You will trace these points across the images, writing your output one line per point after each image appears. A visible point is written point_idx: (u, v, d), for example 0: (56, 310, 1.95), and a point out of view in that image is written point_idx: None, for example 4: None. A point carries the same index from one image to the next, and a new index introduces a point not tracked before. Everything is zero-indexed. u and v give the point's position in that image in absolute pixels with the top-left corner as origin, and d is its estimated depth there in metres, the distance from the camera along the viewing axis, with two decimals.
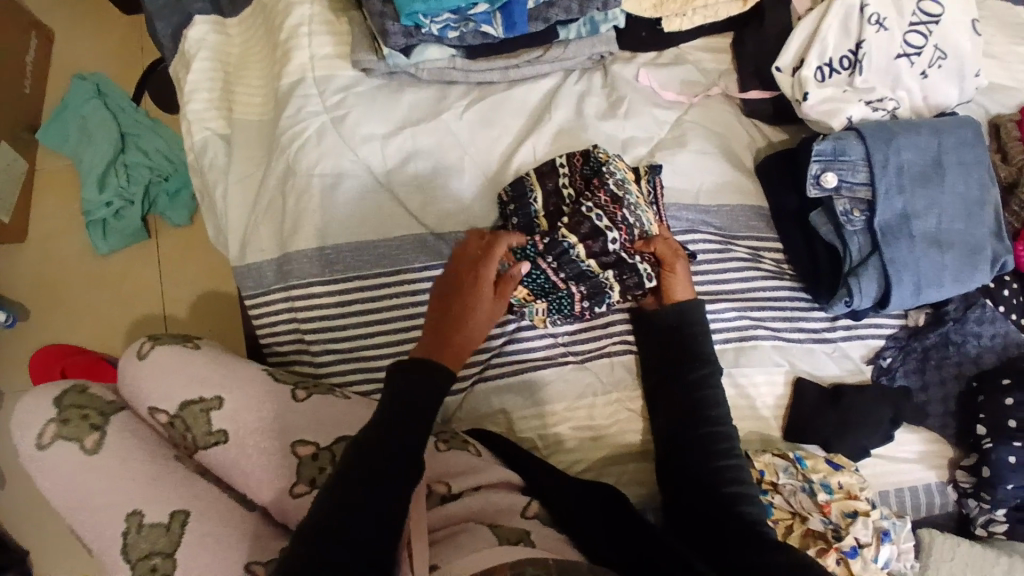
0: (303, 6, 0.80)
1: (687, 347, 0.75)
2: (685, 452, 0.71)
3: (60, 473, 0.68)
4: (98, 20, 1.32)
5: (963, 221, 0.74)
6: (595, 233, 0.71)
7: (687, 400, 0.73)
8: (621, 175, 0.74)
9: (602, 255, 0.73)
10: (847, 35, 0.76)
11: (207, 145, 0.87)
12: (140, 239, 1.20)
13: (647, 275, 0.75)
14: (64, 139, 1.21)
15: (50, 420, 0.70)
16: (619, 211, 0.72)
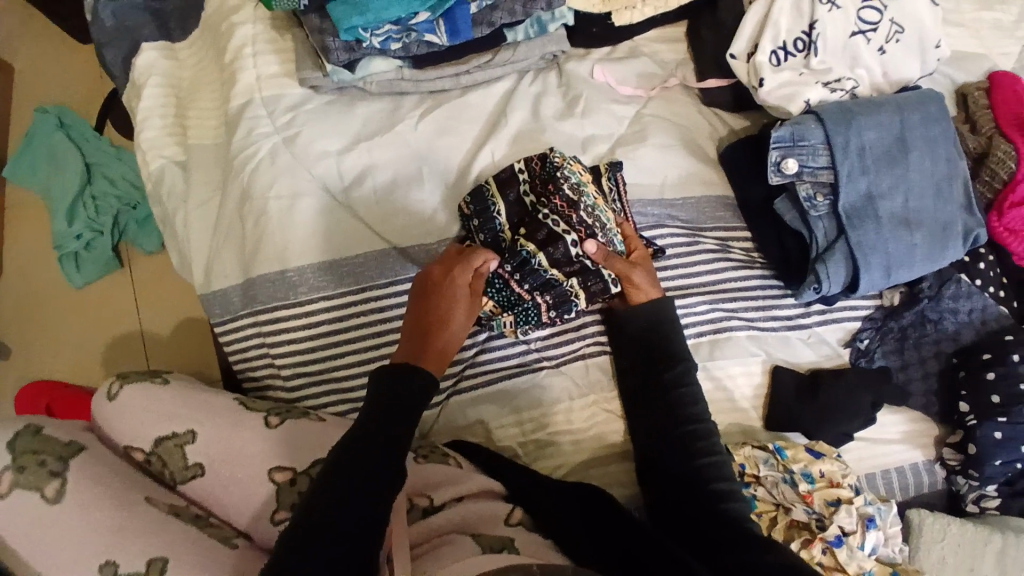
0: (246, 27, 0.79)
1: (662, 345, 0.74)
2: (667, 452, 0.70)
3: (17, 523, 0.64)
4: (57, 53, 1.30)
5: (927, 198, 0.73)
6: (553, 237, 0.70)
7: (665, 399, 0.72)
8: (577, 177, 0.74)
9: (563, 261, 0.71)
10: (800, 17, 0.75)
11: (163, 173, 0.86)
12: (115, 268, 1.19)
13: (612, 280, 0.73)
14: (29, 173, 1.20)
15: (4, 470, 0.66)
16: (577, 216, 0.71)
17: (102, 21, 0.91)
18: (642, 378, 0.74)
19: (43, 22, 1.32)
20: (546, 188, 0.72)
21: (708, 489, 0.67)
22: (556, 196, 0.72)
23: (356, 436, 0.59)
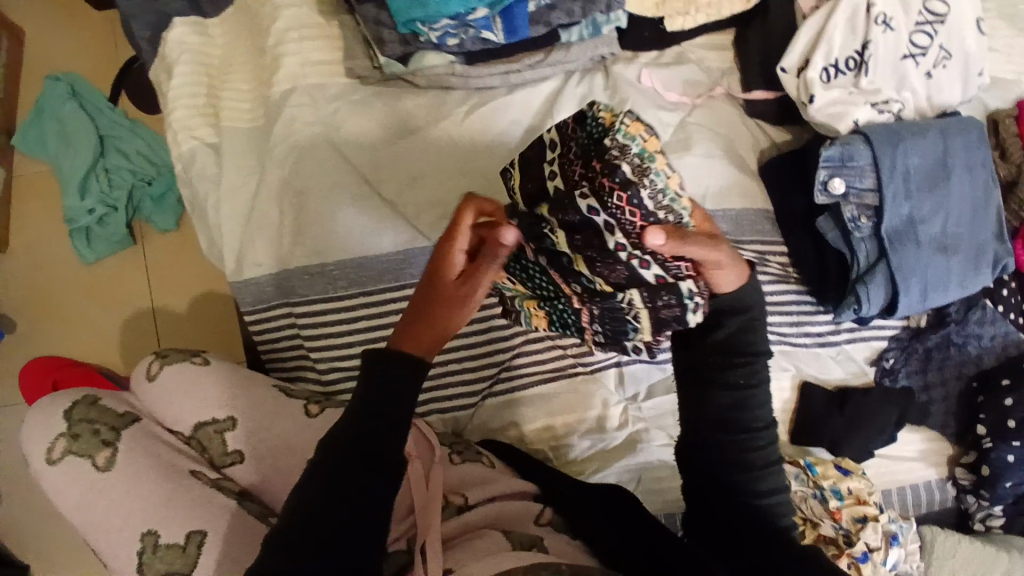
0: (289, 10, 0.77)
1: (730, 345, 0.56)
2: (707, 459, 0.59)
3: (72, 491, 0.69)
4: (74, 19, 1.25)
5: (968, 223, 0.73)
6: (605, 254, 0.47)
7: (726, 405, 0.57)
8: (639, 142, 0.44)
9: (618, 279, 0.49)
10: (853, 35, 0.74)
11: (194, 154, 0.83)
12: (127, 245, 1.16)
13: (691, 294, 0.50)
14: (39, 144, 1.16)
15: (63, 434, 0.71)
16: (637, 215, 0.45)
17: None
18: (697, 378, 0.58)
19: None
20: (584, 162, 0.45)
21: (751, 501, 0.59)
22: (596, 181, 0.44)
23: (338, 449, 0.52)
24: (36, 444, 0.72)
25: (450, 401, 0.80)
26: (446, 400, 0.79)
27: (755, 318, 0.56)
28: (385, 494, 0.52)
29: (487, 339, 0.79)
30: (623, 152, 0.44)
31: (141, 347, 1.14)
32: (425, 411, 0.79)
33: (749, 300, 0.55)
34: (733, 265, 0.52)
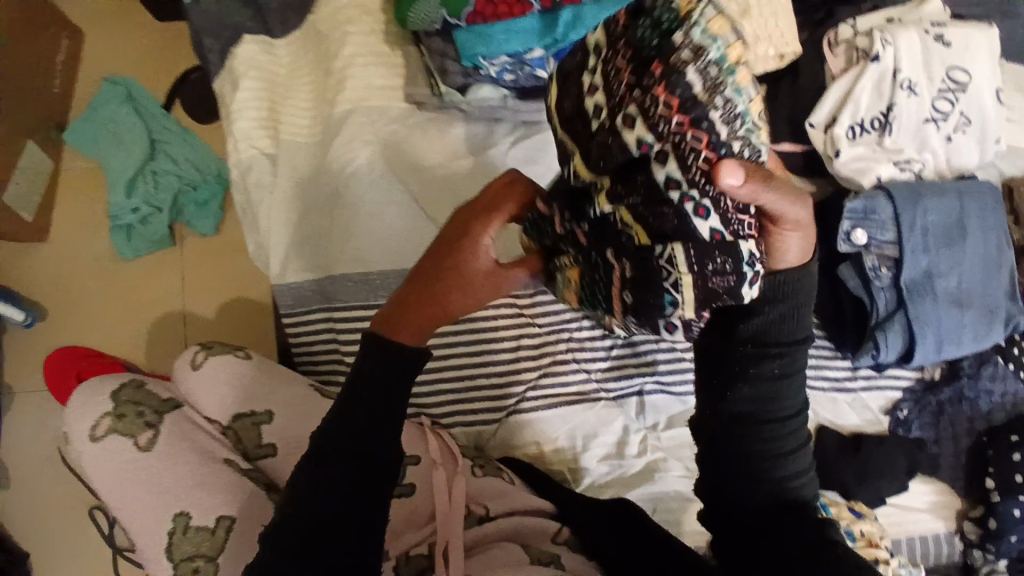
0: (358, 38, 0.83)
1: (765, 333, 0.54)
2: (729, 453, 0.56)
3: (112, 469, 0.75)
4: (130, 25, 1.28)
5: (982, 280, 0.77)
6: (654, 194, 0.44)
7: (755, 396, 0.55)
8: (720, 44, 0.40)
9: (666, 229, 0.45)
10: (879, 98, 0.79)
11: (252, 162, 0.88)
12: (165, 245, 1.20)
13: (749, 260, 0.47)
14: (88, 141, 1.19)
15: (109, 413, 0.77)
16: (704, 142, 0.41)
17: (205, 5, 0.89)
18: (725, 366, 0.55)
19: None
20: (650, 72, 0.42)
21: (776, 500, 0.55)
22: (656, 97, 0.42)
23: (324, 442, 0.54)
24: (79, 423, 0.77)
25: (474, 417, 0.81)
26: (470, 414, 0.81)
27: (798, 308, 0.54)
28: (377, 481, 0.55)
29: (516, 355, 0.81)
30: (696, 56, 0.41)
31: (166, 345, 1.17)
32: (449, 423, 0.80)
33: (797, 287, 0.53)
34: (804, 228, 0.49)
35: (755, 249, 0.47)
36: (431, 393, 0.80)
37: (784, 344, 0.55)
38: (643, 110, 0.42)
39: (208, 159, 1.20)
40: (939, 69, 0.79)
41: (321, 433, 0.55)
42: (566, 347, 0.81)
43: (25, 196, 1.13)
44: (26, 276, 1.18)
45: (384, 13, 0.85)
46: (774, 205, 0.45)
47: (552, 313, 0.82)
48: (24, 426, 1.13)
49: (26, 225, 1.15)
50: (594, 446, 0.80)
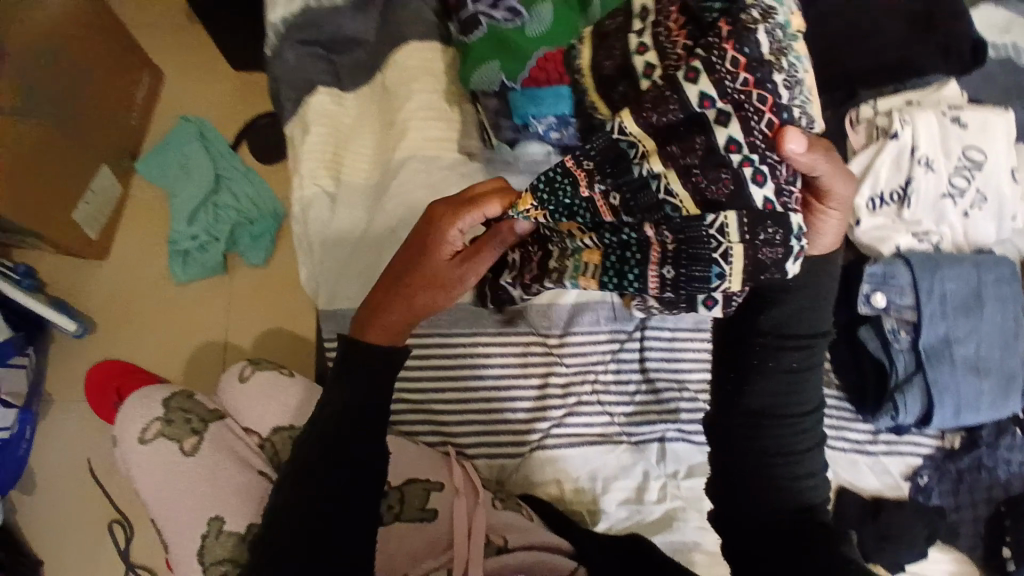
0: (421, 96, 0.93)
1: (785, 326, 0.59)
2: (743, 447, 0.60)
3: (157, 470, 0.82)
4: (207, 65, 1.36)
5: (1000, 349, 0.79)
6: (712, 156, 0.47)
7: (774, 389, 0.59)
8: (785, 11, 0.47)
9: (719, 198, 0.48)
10: (898, 173, 0.84)
11: (313, 200, 0.96)
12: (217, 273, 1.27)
13: (797, 236, 0.51)
14: (158, 171, 1.27)
15: (161, 418, 0.85)
16: (769, 105, 0.45)
17: (285, 59, 1.00)
18: (744, 360, 0.60)
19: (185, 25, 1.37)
20: (716, 28, 0.46)
21: (788, 497, 0.59)
22: (725, 53, 0.45)
23: (313, 450, 0.62)
24: (130, 425, 0.85)
25: (498, 449, 0.84)
26: (495, 447, 0.84)
27: (819, 300, 0.59)
28: (359, 486, 0.63)
29: (542, 392, 0.84)
30: (765, 16, 0.46)
31: (206, 366, 1.24)
32: (474, 454, 0.84)
33: (820, 276, 0.58)
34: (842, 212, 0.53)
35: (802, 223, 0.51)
36: (459, 424, 0.84)
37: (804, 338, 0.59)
38: (710, 66, 0.45)
39: (266, 196, 1.28)
40: (956, 146, 0.84)
41: (309, 443, 0.63)
42: (591, 388, 0.84)
43: (95, 218, 1.20)
44: (83, 291, 1.25)
45: (446, 76, 0.95)
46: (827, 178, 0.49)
47: (579, 354, 0.84)
48: (63, 432, 1.19)
49: (90, 244, 1.21)
50: (614, 488, 0.81)
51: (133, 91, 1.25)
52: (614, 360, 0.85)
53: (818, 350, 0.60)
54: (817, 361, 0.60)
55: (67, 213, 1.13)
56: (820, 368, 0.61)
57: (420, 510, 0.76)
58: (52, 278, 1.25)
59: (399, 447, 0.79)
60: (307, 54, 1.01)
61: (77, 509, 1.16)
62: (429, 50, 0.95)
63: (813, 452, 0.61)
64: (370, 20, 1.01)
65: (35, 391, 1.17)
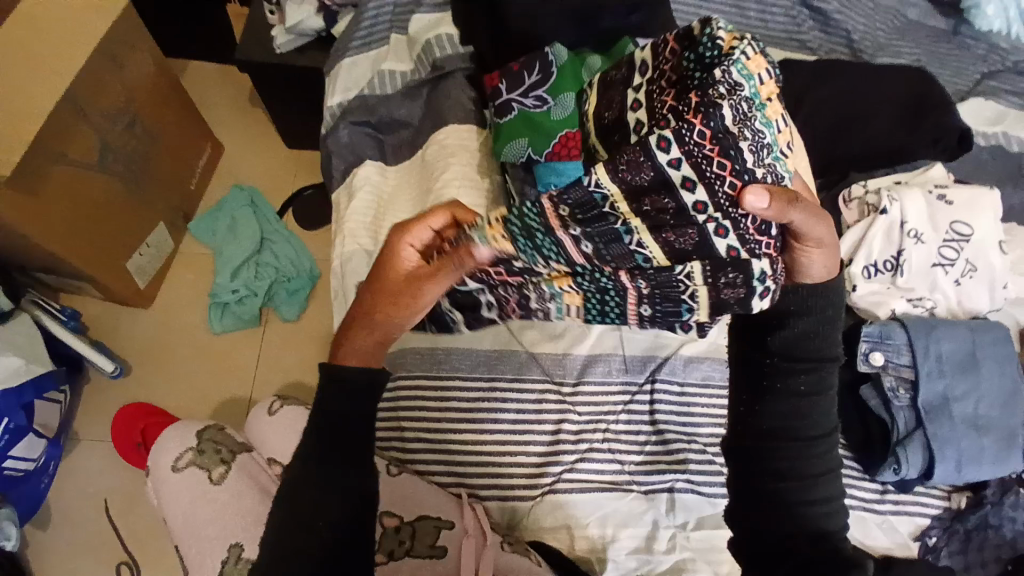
0: (456, 167, 1.05)
1: (796, 348, 0.66)
2: (756, 469, 0.67)
3: (187, 495, 0.88)
4: (265, 140, 1.52)
5: (999, 411, 0.83)
6: (682, 216, 0.54)
7: (785, 411, 0.66)
8: (754, 83, 0.52)
9: (687, 245, 0.56)
10: (890, 243, 0.90)
11: (352, 255, 1.07)
12: (251, 325, 1.35)
13: (759, 278, 0.59)
14: (210, 230, 1.40)
15: (192, 447, 0.92)
16: (731, 170, 0.51)
17: (339, 137, 1.15)
18: (760, 380, 0.67)
19: (249, 107, 1.54)
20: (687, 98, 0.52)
21: (801, 518, 0.65)
22: (693, 126, 0.49)
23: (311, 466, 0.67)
24: (165, 453, 0.92)
25: (509, 491, 0.87)
26: (507, 490, 0.87)
27: (827, 324, 0.66)
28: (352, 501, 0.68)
29: (555, 438, 0.88)
30: (731, 91, 0.51)
31: (231, 413, 1.30)
32: (487, 496, 0.87)
33: (824, 296, 0.65)
34: (829, 247, 0.60)
35: (766, 268, 0.59)
36: (472, 466, 0.88)
37: (814, 360, 0.66)
38: (680, 135, 0.50)
39: (305, 257, 1.39)
40: (944, 222, 0.90)
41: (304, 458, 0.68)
42: (602, 436, 0.88)
43: (146, 270, 1.31)
44: (125, 335, 1.33)
45: (480, 150, 1.07)
46: (797, 226, 0.55)
47: (591, 403, 0.90)
48: (88, 468, 1.24)
49: (138, 291, 1.31)
50: (623, 537, 0.83)
51: (195, 159, 1.40)
52: (625, 410, 0.90)
53: (828, 374, 0.66)
54: (828, 385, 0.66)
55: (120, 262, 1.24)
56: (831, 393, 0.67)
57: (430, 547, 0.82)
58: (98, 322, 1.34)
59: (411, 481, 0.84)
60: (358, 131, 1.16)
61: (95, 545, 1.19)
62: (467, 129, 1.09)
63: (825, 477, 0.66)
64: (417, 105, 1.16)
65: (64, 427, 1.24)
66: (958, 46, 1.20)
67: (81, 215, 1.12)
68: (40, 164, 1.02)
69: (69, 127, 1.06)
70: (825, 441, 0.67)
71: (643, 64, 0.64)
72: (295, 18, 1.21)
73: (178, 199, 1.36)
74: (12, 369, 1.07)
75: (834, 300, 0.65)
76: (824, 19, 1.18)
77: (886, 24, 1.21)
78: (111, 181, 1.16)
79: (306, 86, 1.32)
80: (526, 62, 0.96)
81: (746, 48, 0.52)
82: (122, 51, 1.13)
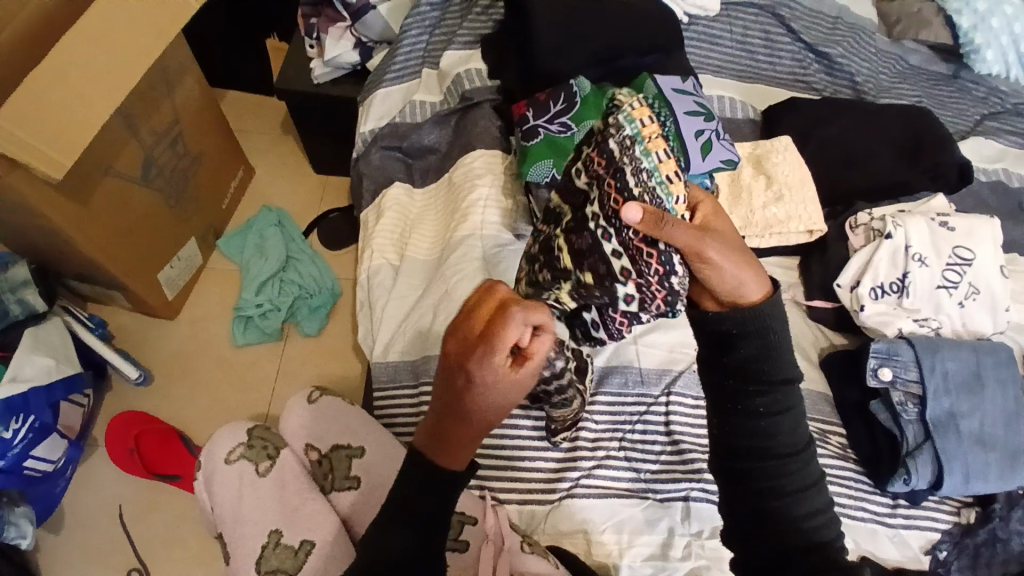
0: (483, 188, 1.11)
1: (752, 370, 0.64)
2: (735, 488, 0.66)
3: (235, 487, 0.95)
4: (294, 165, 1.59)
5: (1003, 427, 0.87)
6: (582, 222, 0.68)
7: (752, 431, 0.65)
8: (635, 125, 0.61)
9: (584, 248, 0.68)
10: (895, 266, 0.95)
11: (380, 269, 1.13)
12: (273, 339, 1.39)
13: (625, 296, 0.70)
14: (234, 250, 1.46)
15: (243, 443, 0.99)
16: (615, 188, 0.63)
17: (371, 159, 1.23)
18: (723, 401, 0.66)
19: (282, 135, 1.63)
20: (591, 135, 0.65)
21: (790, 533, 0.64)
22: (592, 157, 0.65)
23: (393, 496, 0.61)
24: (219, 446, 0.99)
25: (530, 494, 0.90)
26: (526, 493, 0.89)
27: (774, 344, 0.64)
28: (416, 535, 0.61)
29: (572, 447, 0.91)
30: (617, 132, 0.62)
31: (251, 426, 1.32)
32: (507, 499, 0.89)
33: (764, 318, 0.63)
34: (730, 264, 0.62)
35: (631, 292, 0.69)
36: (493, 469, 0.91)
37: (769, 381, 0.65)
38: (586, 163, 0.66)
39: (328, 275, 1.44)
40: (946, 248, 0.95)
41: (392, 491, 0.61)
42: (618, 445, 0.91)
43: (175, 282, 1.35)
44: (150, 345, 1.37)
45: (505, 174, 1.14)
46: (679, 243, 0.62)
47: (607, 414, 0.93)
48: (104, 474, 1.25)
49: (166, 302, 1.36)
50: (639, 543, 0.85)
51: (229, 179, 1.47)
52: (640, 421, 0.93)
53: (789, 393, 0.65)
54: (787, 404, 0.65)
55: (153, 272, 1.29)
56: (794, 409, 0.65)
57: (453, 540, 0.84)
58: (124, 332, 1.38)
59: None
60: (389, 156, 1.23)
61: (106, 552, 1.20)
62: (493, 154, 1.15)
63: (806, 493, 0.65)
64: (447, 132, 1.23)
65: (85, 431, 1.26)
66: (957, 88, 1.29)
67: (122, 227, 1.18)
68: (88, 174, 1.08)
69: (119, 141, 1.13)
70: (796, 458, 0.65)
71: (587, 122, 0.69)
72: (333, 52, 1.30)
73: (210, 217, 1.43)
74: (44, 369, 1.12)
75: (781, 324, 0.64)
76: (829, 62, 1.26)
77: (888, 68, 1.29)
78: (152, 194, 1.23)
79: (339, 116, 1.40)
80: (552, 92, 1.03)
81: (633, 100, 0.62)
82: (171, 75, 1.21)
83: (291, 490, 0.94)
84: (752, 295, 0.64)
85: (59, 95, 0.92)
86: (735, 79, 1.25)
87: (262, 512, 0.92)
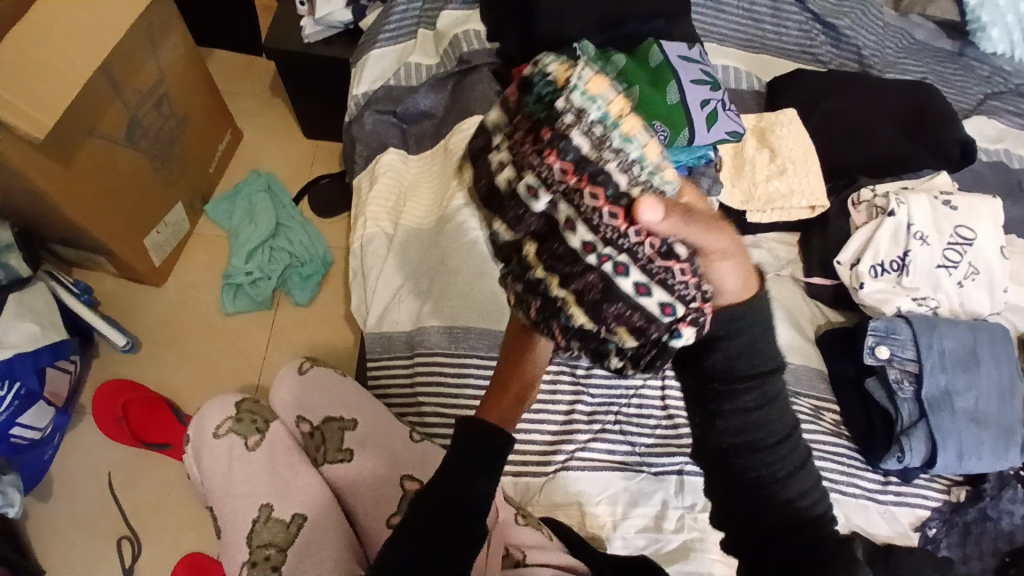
0: None
1: (732, 368, 0.66)
2: (726, 478, 0.69)
3: (225, 459, 0.94)
4: (283, 129, 1.54)
5: (997, 404, 0.88)
6: (575, 262, 0.52)
7: (737, 428, 0.67)
8: (599, 104, 0.48)
9: (593, 295, 0.52)
10: (896, 244, 0.94)
11: (373, 238, 1.11)
12: (263, 307, 1.36)
13: (673, 330, 0.56)
14: (226, 214, 1.42)
15: (231, 416, 0.97)
16: (604, 198, 0.50)
17: (363, 123, 1.18)
18: (708, 400, 0.69)
19: (271, 97, 1.57)
20: (534, 131, 0.50)
21: (779, 517, 0.66)
22: (552, 165, 0.49)
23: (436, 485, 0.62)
24: (210, 418, 0.98)
25: (524, 466, 0.89)
26: (520, 464, 0.89)
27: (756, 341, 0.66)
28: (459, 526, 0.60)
29: (569, 417, 0.91)
30: (577, 118, 0.48)
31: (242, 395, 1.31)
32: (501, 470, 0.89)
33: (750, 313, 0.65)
34: (732, 257, 0.60)
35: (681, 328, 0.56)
36: None
37: (753, 378, 0.66)
38: (544, 179, 0.50)
39: (319, 242, 1.40)
40: (947, 226, 0.94)
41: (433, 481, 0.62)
42: (614, 418, 0.91)
43: (163, 247, 1.32)
44: (137, 312, 1.34)
45: None
46: (692, 239, 0.55)
47: (607, 385, 0.93)
48: (93, 441, 1.24)
49: (151, 269, 1.32)
50: (634, 515, 0.86)
51: (215, 143, 1.42)
52: (637, 395, 0.93)
53: (771, 384, 0.67)
54: (771, 396, 0.67)
55: (138, 237, 1.25)
56: (777, 400, 0.67)
57: None
58: (109, 298, 1.35)
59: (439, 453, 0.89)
60: (382, 120, 1.19)
61: (96, 519, 1.19)
62: None
63: (795, 477, 0.67)
64: (442, 98, 1.19)
65: (72, 398, 1.24)
66: (962, 66, 1.26)
67: (108, 191, 1.14)
68: (72, 135, 1.04)
69: (102, 101, 1.08)
70: (784, 444, 0.67)
71: (498, 125, 0.53)
72: (324, 10, 1.25)
73: (196, 181, 1.38)
74: (30, 335, 1.10)
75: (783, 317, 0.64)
76: (835, 34, 1.23)
77: (894, 43, 1.27)
78: (138, 157, 1.19)
79: (330, 78, 1.35)
80: None
81: (578, 71, 0.48)
82: (156, 31, 1.15)
83: (282, 464, 0.93)
84: (743, 292, 0.65)
85: (39, 51, 0.87)
86: (739, 49, 1.22)
87: (253, 485, 0.91)
